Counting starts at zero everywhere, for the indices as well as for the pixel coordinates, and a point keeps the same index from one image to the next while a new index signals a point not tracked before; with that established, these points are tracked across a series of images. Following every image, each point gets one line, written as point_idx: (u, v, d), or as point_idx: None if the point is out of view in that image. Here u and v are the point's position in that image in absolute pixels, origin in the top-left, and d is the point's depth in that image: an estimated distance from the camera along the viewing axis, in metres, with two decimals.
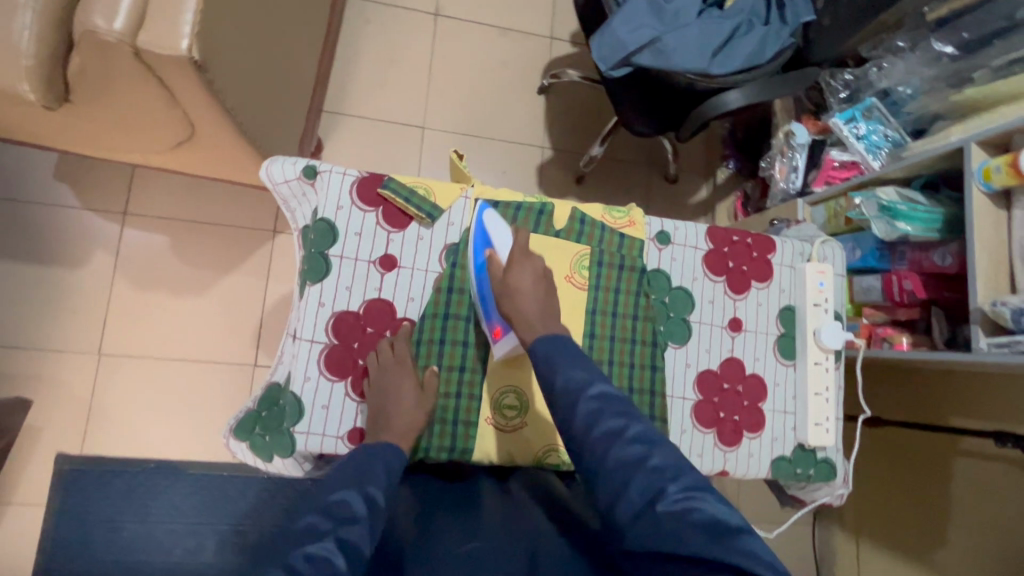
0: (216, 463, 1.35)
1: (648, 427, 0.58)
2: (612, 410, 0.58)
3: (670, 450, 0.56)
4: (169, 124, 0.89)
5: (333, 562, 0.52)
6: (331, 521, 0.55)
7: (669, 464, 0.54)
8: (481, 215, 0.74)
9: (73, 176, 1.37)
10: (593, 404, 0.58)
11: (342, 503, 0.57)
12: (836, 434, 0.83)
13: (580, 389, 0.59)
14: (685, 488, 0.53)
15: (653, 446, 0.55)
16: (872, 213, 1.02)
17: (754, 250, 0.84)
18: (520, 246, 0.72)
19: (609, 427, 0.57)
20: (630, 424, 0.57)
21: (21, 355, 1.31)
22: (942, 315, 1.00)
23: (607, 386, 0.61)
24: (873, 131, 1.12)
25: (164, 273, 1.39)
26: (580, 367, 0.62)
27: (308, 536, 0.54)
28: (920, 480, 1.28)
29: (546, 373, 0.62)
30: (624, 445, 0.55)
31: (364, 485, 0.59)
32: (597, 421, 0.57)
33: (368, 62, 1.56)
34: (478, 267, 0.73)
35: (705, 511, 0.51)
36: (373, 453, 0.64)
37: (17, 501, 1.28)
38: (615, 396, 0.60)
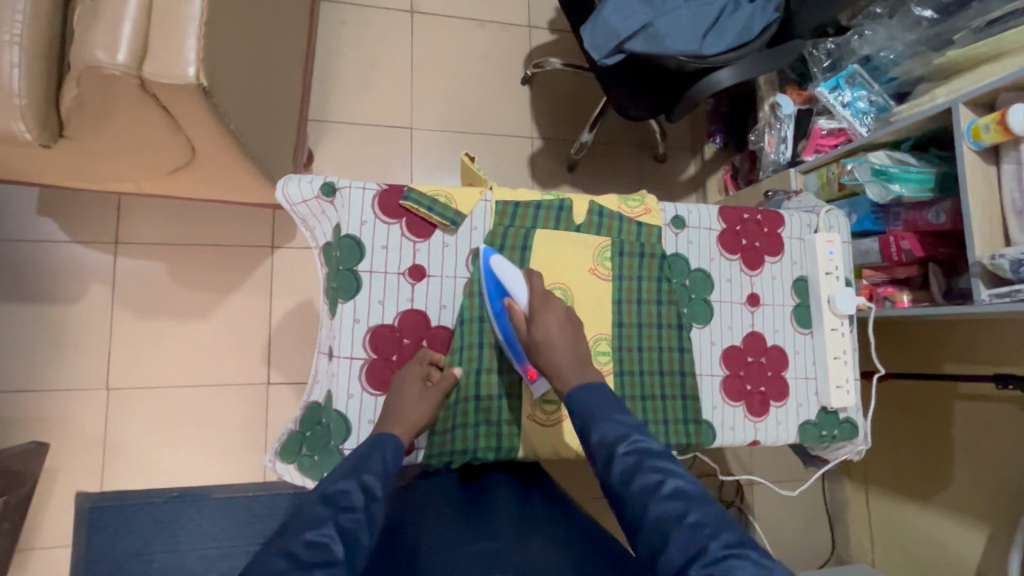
0: (240, 485, 1.35)
1: (686, 481, 0.55)
2: (647, 464, 0.56)
3: (710, 505, 0.53)
4: (169, 150, 0.87)
5: (333, 549, 0.50)
6: (332, 509, 0.54)
7: (709, 521, 0.51)
8: (488, 262, 0.72)
9: (58, 210, 1.33)
10: (629, 459, 0.57)
11: (342, 493, 0.56)
12: (856, 394, 0.87)
13: (616, 442, 0.58)
14: (724, 545, 0.49)
15: (691, 502, 0.53)
16: (866, 177, 1.06)
17: (764, 226, 0.87)
18: (539, 295, 0.71)
19: (645, 482, 0.55)
20: (668, 477, 0.55)
21: (28, 397, 1.28)
22: (939, 271, 1.05)
23: (646, 440, 0.59)
24: (858, 98, 1.16)
25: (165, 299, 1.36)
26: (615, 416, 0.61)
27: (308, 522, 0.52)
28: (923, 427, 1.34)
29: (584, 431, 0.61)
30: (660, 502, 0.53)
31: (362, 474, 0.59)
32: (633, 475, 0.55)
33: (348, 66, 1.54)
34: (497, 310, 0.72)
35: (747, 573, 0.47)
36: (374, 443, 0.63)
37: (42, 546, 1.26)
38: (652, 447, 0.58)
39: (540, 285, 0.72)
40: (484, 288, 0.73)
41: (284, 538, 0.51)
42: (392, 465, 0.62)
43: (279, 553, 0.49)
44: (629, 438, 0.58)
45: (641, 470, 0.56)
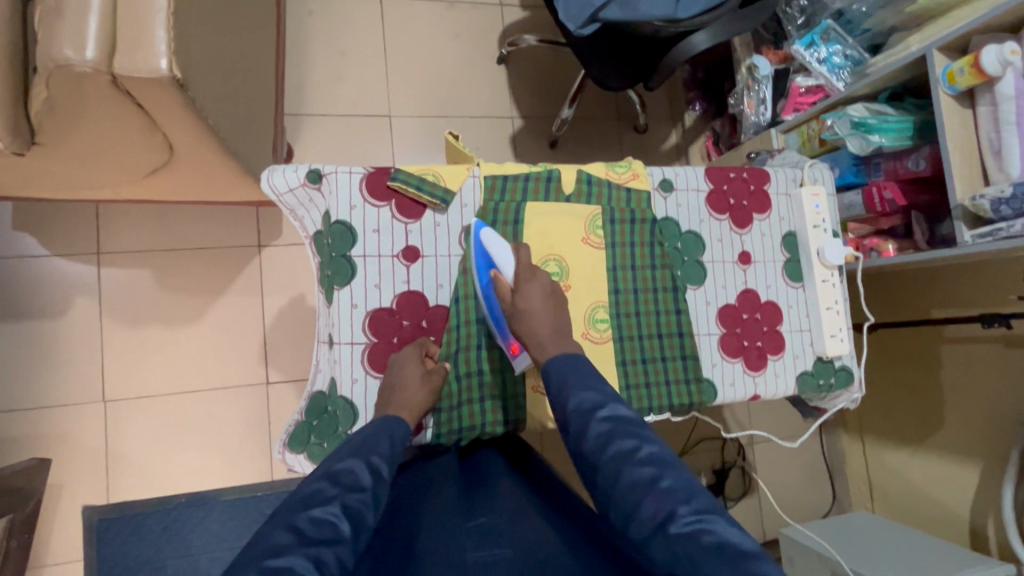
0: (247, 486, 1.35)
1: (660, 447, 0.56)
2: (622, 430, 0.57)
3: (681, 471, 0.55)
4: (146, 150, 0.86)
5: (338, 527, 0.52)
6: (337, 487, 0.55)
7: (680, 486, 0.53)
8: (478, 234, 0.72)
9: (35, 223, 1.31)
10: (605, 426, 0.58)
11: (347, 471, 0.57)
12: (850, 342, 0.88)
13: (592, 409, 0.59)
14: (694, 511, 0.51)
15: (665, 467, 0.54)
16: (846, 131, 1.07)
17: (751, 184, 0.88)
18: (523, 266, 0.70)
19: (620, 449, 0.56)
20: (643, 444, 0.56)
21: (24, 415, 1.27)
22: (923, 218, 1.06)
23: (619, 406, 0.60)
24: (833, 53, 1.16)
25: (154, 307, 1.35)
26: (591, 385, 0.61)
27: (312, 499, 0.53)
28: (914, 373, 1.38)
29: (559, 396, 0.62)
30: (634, 469, 0.54)
31: (369, 454, 0.59)
32: (608, 442, 0.57)
33: (319, 57, 1.51)
34: (484, 284, 0.72)
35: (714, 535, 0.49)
36: (381, 425, 0.64)
37: (52, 561, 1.26)
38: (628, 414, 0.59)
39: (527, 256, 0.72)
40: (473, 263, 0.73)
41: (289, 512, 0.52)
42: (399, 447, 0.63)
43: (284, 527, 0.51)
44: (607, 405, 0.59)
45: (616, 437, 0.57)
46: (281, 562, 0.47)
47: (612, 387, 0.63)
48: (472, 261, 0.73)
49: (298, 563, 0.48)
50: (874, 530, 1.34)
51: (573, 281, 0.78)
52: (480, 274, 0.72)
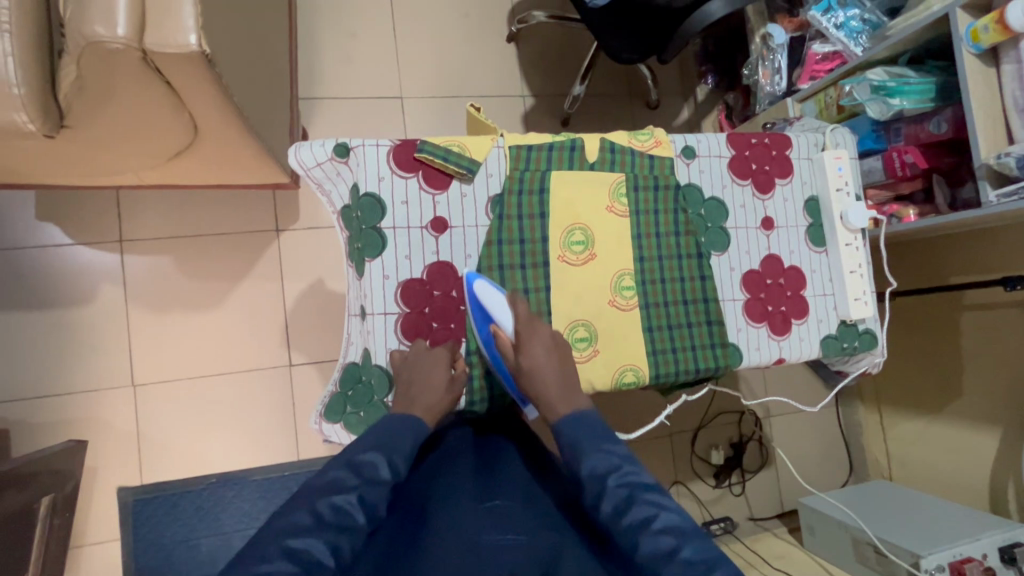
0: (274, 466, 1.38)
1: (679, 514, 0.57)
2: (639, 497, 0.58)
3: (702, 542, 0.56)
4: (171, 130, 0.87)
5: (355, 518, 0.55)
6: (357, 477, 0.58)
7: (702, 559, 0.54)
8: (473, 288, 0.72)
9: (58, 212, 1.33)
10: (620, 491, 0.59)
11: (370, 464, 0.60)
12: (874, 306, 0.89)
13: (606, 474, 0.60)
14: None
15: (685, 537, 0.55)
16: (866, 96, 1.06)
17: (773, 149, 0.88)
18: (523, 322, 0.70)
19: (638, 516, 0.57)
20: (661, 510, 0.57)
21: (57, 401, 1.30)
22: (943, 181, 1.06)
23: (635, 470, 0.61)
24: (851, 18, 1.16)
25: (177, 292, 1.37)
26: (606, 450, 0.63)
27: (333, 486, 0.57)
28: (933, 341, 1.38)
29: (572, 458, 0.63)
30: (653, 539, 0.55)
31: (391, 451, 0.62)
32: (625, 510, 0.57)
33: (329, 40, 1.50)
34: (485, 335, 0.74)
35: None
36: (402, 416, 0.66)
37: (90, 541, 1.29)
38: (645, 478, 0.60)
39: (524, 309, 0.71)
40: (472, 317, 0.74)
41: (311, 493, 0.56)
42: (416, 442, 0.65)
43: (306, 510, 0.54)
44: (622, 470, 0.60)
45: (634, 504, 0.58)
46: (301, 543, 0.52)
47: (627, 448, 0.64)
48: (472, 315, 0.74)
49: (315, 547, 0.52)
50: (895, 497, 1.35)
51: (599, 249, 0.79)
52: (479, 324, 0.74)
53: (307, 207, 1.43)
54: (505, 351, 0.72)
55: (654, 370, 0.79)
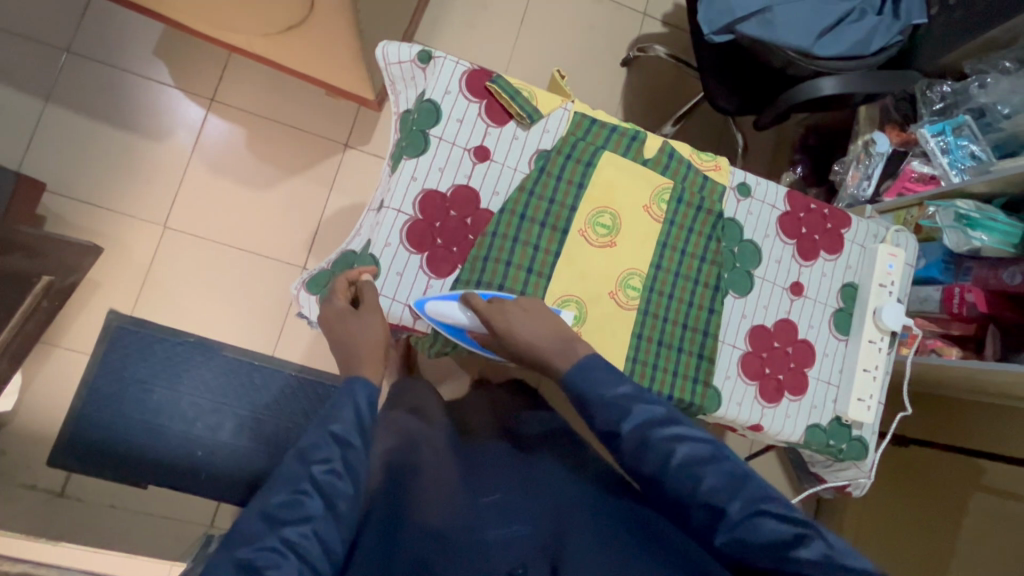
0: (249, 352, 1.41)
1: (694, 445, 0.62)
2: (656, 438, 0.62)
3: (721, 465, 0.61)
4: (291, 1, 0.94)
5: (309, 507, 0.57)
6: (305, 464, 0.59)
7: (725, 481, 0.60)
8: (431, 313, 0.72)
9: (171, 55, 1.44)
10: (636, 436, 0.63)
11: (314, 447, 0.60)
12: (876, 415, 0.83)
13: (620, 422, 0.64)
14: (746, 503, 0.59)
15: (703, 467, 0.61)
16: (947, 222, 1.01)
17: (829, 221, 0.86)
18: (482, 310, 0.69)
19: (657, 457, 0.62)
20: (678, 446, 0.62)
21: (95, 211, 1.39)
22: (999, 335, 1.00)
23: (646, 405, 0.65)
24: (960, 147, 1.11)
25: (237, 163, 1.45)
26: (616, 398, 0.65)
27: (286, 481, 0.58)
28: (929, 509, 1.24)
29: (583, 405, 0.66)
30: (676, 474, 0.61)
31: (331, 423, 0.62)
32: (645, 455, 0.62)
33: (463, 2, 1.59)
34: (469, 342, 0.74)
35: (766, 528, 0.57)
36: (346, 388, 0.65)
37: (65, 345, 1.35)
38: (657, 415, 0.64)
39: (476, 300, 0.70)
40: (443, 331, 0.74)
41: (262, 497, 0.57)
42: (366, 408, 0.64)
43: (257, 515, 0.56)
44: (632, 417, 0.63)
45: (652, 444, 0.62)
46: (256, 554, 0.53)
47: (637, 387, 0.66)
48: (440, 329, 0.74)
49: (274, 550, 0.54)
50: None
51: (621, 240, 0.78)
52: (458, 338, 0.74)
53: (379, 136, 1.49)
54: (490, 340, 0.73)
55: (627, 373, 0.76)
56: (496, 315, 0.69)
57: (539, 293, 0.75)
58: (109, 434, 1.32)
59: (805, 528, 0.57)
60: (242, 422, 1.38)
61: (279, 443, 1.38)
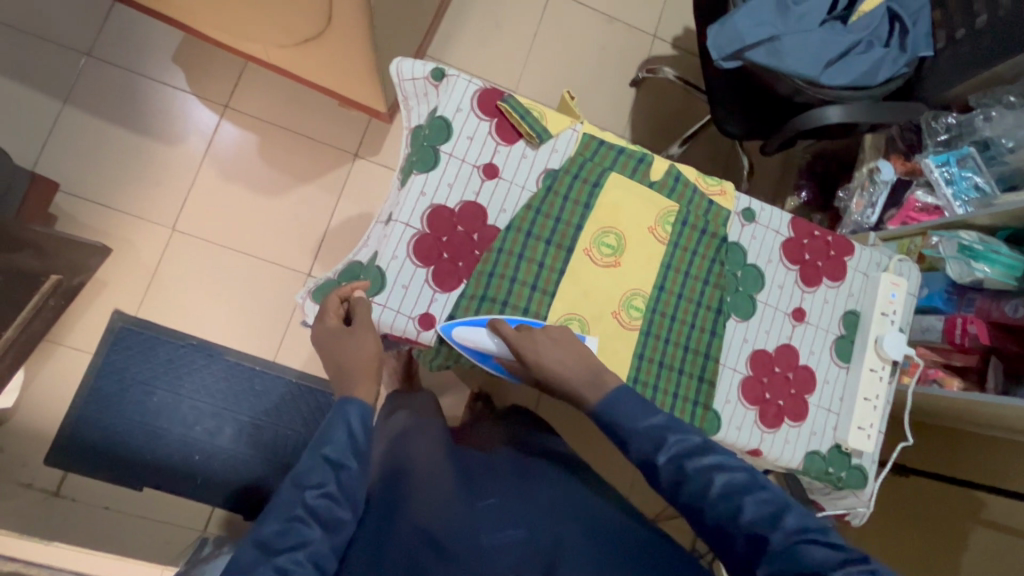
0: (251, 357, 1.42)
1: (732, 473, 0.61)
2: (692, 467, 0.62)
3: (760, 494, 0.60)
4: (309, 15, 0.96)
5: (305, 532, 0.58)
6: (301, 490, 0.60)
7: (764, 509, 0.59)
8: (462, 341, 0.73)
9: (189, 61, 1.47)
10: (670, 466, 0.62)
11: (309, 472, 0.61)
12: (876, 444, 0.83)
13: (656, 452, 0.63)
14: (790, 532, 0.57)
15: (742, 496, 0.60)
16: (950, 253, 1.02)
17: (832, 248, 0.86)
18: (511, 340, 0.71)
19: (694, 487, 0.61)
20: (714, 475, 0.61)
21: (106, 212, 1.41)
22: (1001, 368, 0.99)
23: (678, 433, 0.64)
24: (965, 179, 1.11)
25: (247, 169, 1.46)
26: (649, 427, 0.65)
27: (281, 508, 0.59)
28: (928, 543, 1.22)
29: (620, 435, 0.66)
30: (714, 503, 0.60)
31: (324, 447, 0.62)
32: (683, 483, 0.62)
33: (476, 19, 1.61)
34: (496, 368, 0.76)
35: (814, 557, 0.55)
36: (338, 409, 0.65)
37: (68, 343, 1.36)
38: (692, 444, 0.64)
39: (507, 330, 0.71)
40: (470, 356, 0.75)
41: (254, 526, 0.58)
42: (359, 430, 0.65)
43: (250, 544, 0.57)
44: (668, 447, 0.63)
45: (689, 473, 0.62)
46: None
47: (671, 414, 0.66)
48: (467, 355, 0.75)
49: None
50: None
51: (625, 260, 0.78)
52: (487, 365, 0.76)
53: (389, 147, 1.51)
54: (515, 367, 0.74)
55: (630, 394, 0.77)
56: (525, 345, 0.70)
57: (541, 311, 0.75)
58: (108, 435, 1.33)
59: (855, 557, 0.55)
60: (242, 427, 1.38)
61: (277, 449, 1.38)
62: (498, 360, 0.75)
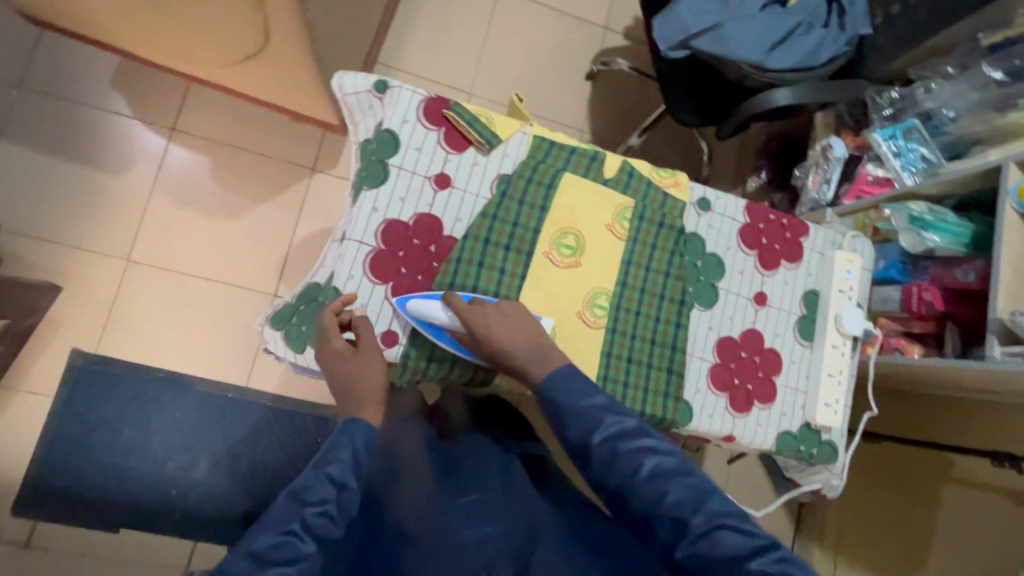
0: (222, 385, 1.38)
1: (663, 458, 0.62)
2: (625, 450, 0.63)
3: (688, 478, 0.61)
4: (246, 32, 0.93)
5: (299, 546, 0.56)
6: (298, 504, 0.58)
7: (688, 495, 0.60)
8: (416, 309, 0.71)
9: (129, 85, 1.42)
10: (604, 448, 0.63)
11: (308, 488, 0.59)
12: (843, 418, 0.85)
13: (591, 434, 0.64)
14: (709, 517, 0.58)
15: (669, 479, 0.61)
16: (901, 224, 1.05)
17: (788, 231, 0.88)
18: (461, 309, 0.69)
19: (626, 469, 0.62)
20: (646, 459, 0.62)
21: (54, 249, 1.35)
22: (957, 332, 1.02)
23: (612, 417, 0.65)
24: (912, 150, 1.14)
25: (201, 192, 1.42)
26: (585, 409, 0.65)
27: (277, 520, 0.58)
28: (906, 501, 1.26)
29: (556, 417, 0.67)
30: (642, 487, 0.61)
31: (327, 465, 0.61)
32: (614, 465, 0.63)
33: (425, 21, 1.59)
34: (451, 346, 0.73)
35: (727, 543, 0.57)
36: (344, 429, 0.64)
37: (26, 389, 1.30)
38: (627, 426, 0.64)
39: (458, 300, 0.69)
40: (423, 331, 0.72)
41: (248, 538, 0.57)
42: (364, 452, 0.64)
43: (242, 555, 0.55)
44: (602, 429, 0.64)
45: (622, 456, 0.63)
46: None
47: (609, 398, 0.67)
48: (421, 330, 0.73)
49: None
50: None
51: (586, 259, 0.78)
52: (440, 339, 0.73)
53: (347, 159, 1.48)
54: (468, 342, 0.72)
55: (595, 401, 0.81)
56: (473, 316, 0.68)
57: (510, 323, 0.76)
58: (77, 480, 1.28)
59: (767, 544, 0.56)
60: (219, 458, 1.34)
61: (256, 477, 1.35)
62: (452, 336, 0.72)
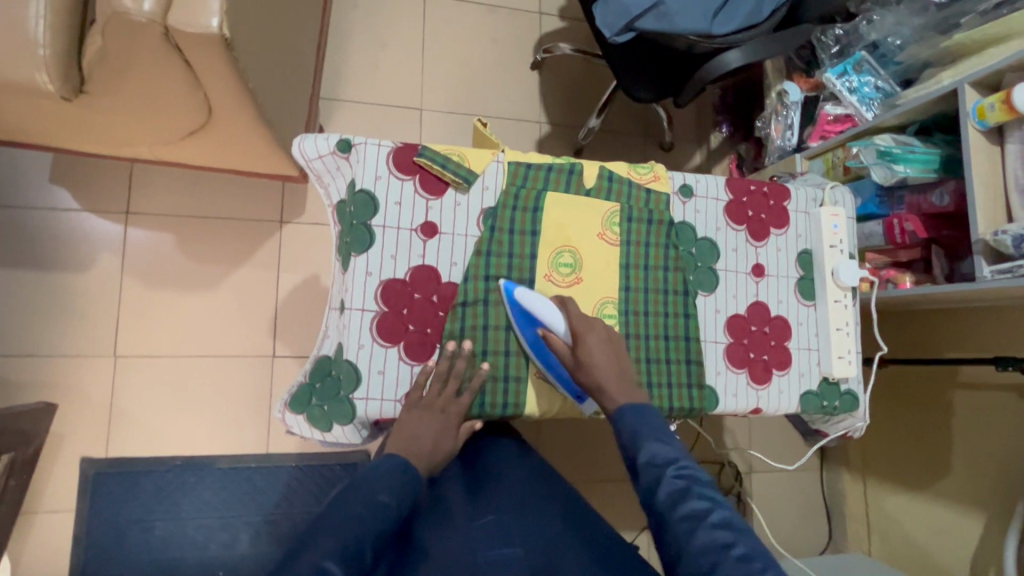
0: (243, 457, 1.37)
1: (731, 512, 0.59)
2: (697, 491, 0.60)
3: (754, 541, 0.57)
4: (188, 109, 0.89)
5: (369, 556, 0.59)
6: (376, 515, 0.62)
7: (754, 555, 0.55)
8: (513, 293, 0.73)
9: (69, 177, 1.35)
10: (677, 482, 0.60)
11: (383, 506, 0.63)
12: (858, 366, 0.88)
13: (665, 465, 0.62)
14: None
15: (739, 533, 0.56)
16: (871, 160, 1.06)
17: (770, 198, 0.89)
18: (572, 318, 0.71)
19: (692, 507, 0.58)
20: (715, 506, 0.58)
21: (36, 363, 1.30)
22: (942, 253, 1.06)
23: (688, 462, 0.63)
24: (865, 84, 1.16)
25: (172, 269, 1.38)
26: (669, 442, 0.64)
27: (352, 520, 0.60)
28: (921, 416, 1.32)
29: (631, 445, 0.65)
30: (707, 531, 0.56)
31: (404, 493, 0.66)
32: (680, 499, 0.59)
33: (359, 45, 1.54)
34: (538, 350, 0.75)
35: None
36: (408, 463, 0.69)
37: (46, 509, 1.27)
38: (701, 475, 0.62)
39: (574, 310, 0.73)
40: (515, 320, 0.74)
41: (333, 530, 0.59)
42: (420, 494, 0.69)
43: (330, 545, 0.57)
44: (680, 463, 0.62)
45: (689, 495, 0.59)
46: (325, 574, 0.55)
47: (684, 447, 0.65)
48: (513, 320, 0.75)
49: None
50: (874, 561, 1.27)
51: (586, 273, 0.79)
52: (528, 335, 0.74)
53: (313, 203, 1.45)
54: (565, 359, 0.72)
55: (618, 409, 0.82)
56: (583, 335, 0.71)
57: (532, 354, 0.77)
58: None
59: None
60: (258, 528, 1.33)
61: None
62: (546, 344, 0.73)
